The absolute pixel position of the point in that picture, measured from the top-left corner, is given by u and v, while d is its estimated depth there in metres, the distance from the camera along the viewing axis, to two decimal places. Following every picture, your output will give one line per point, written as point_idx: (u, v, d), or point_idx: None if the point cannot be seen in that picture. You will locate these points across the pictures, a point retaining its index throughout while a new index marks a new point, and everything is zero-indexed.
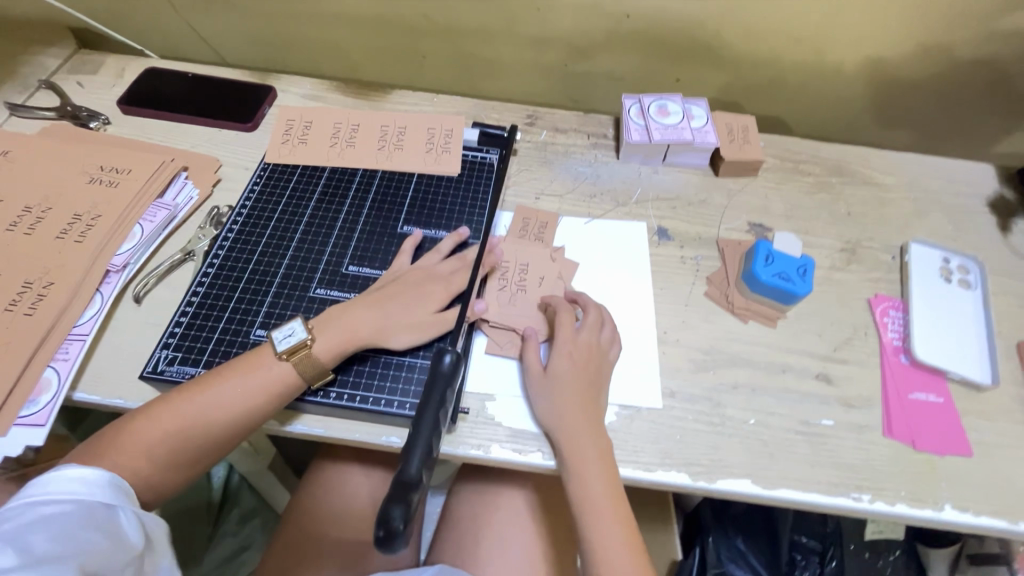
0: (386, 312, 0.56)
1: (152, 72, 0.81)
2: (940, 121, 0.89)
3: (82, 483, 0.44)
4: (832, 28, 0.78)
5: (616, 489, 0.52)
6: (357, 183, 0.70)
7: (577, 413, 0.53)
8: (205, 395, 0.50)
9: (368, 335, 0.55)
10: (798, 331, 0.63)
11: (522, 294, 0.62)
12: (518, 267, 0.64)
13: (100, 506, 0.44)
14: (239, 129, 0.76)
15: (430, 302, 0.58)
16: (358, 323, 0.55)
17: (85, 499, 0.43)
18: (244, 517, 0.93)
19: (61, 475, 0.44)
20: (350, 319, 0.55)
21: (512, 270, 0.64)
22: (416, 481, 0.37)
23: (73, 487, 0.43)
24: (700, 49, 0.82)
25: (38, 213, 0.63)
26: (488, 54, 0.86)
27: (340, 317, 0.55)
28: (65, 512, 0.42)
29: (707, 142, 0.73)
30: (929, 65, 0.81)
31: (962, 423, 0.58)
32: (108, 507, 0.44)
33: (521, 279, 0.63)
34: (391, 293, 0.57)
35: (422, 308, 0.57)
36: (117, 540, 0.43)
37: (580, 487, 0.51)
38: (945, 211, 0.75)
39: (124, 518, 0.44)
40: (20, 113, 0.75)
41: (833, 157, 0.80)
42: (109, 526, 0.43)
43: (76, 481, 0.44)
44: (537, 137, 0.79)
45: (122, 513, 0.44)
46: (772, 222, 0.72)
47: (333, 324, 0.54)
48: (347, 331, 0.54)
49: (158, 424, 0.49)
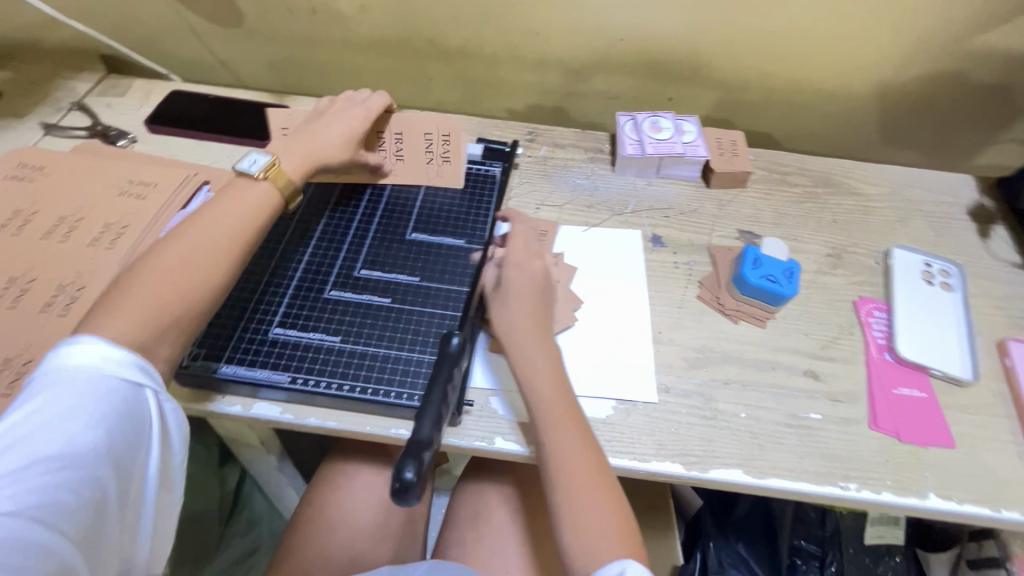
0: None
1: (176, 94, 0.86)
2: (922, 136, 0.93)
3: (100, 366, 0.43)
4: (814, 49, 0.83)
5: (597, 466, 0.51)
6: (369, 195, 0.74)
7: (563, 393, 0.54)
8: None
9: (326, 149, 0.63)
10: (786, 331, 0.66)
11: None
12: None
13: (126, 392, 0.44)
14: (257, 146, 0.81)
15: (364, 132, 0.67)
16: (321, 146, 0.62)
17: None
18: (253, 520, 0.95)
19: None
20: (314, 150, 0.62)
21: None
22: (426, 442, 0.44)
23: (93, 368, 0.43)
24: (690, 70, 0.87)
25: (71, 222, 0.67)
26: (491, 75, 0.92)
27: (309, 143, 0.62)
28: None
29: (698, 155, 0.78)
30: (907, 83, 0.86)
31: (945, 416, 0.60)
32: (135, 392, 0.44)
33: None
34: None
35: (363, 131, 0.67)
36: (139, 432, 0.44)
37: (564, 479, 0.50)
38: (927, 219, 0.79)
39: (148, 404, 0.45)
40: (55, 133, 0.80)
41: (819, 169, 0.84)
42: (134, 415, 0.44)
43: (93, 363, 0.43)
44: (538, 152, 0.83)
45: (146, 401, 0.45)
46: (761, 230, 0.76)
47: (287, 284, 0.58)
48: (312, 153, 0.61)
49: None
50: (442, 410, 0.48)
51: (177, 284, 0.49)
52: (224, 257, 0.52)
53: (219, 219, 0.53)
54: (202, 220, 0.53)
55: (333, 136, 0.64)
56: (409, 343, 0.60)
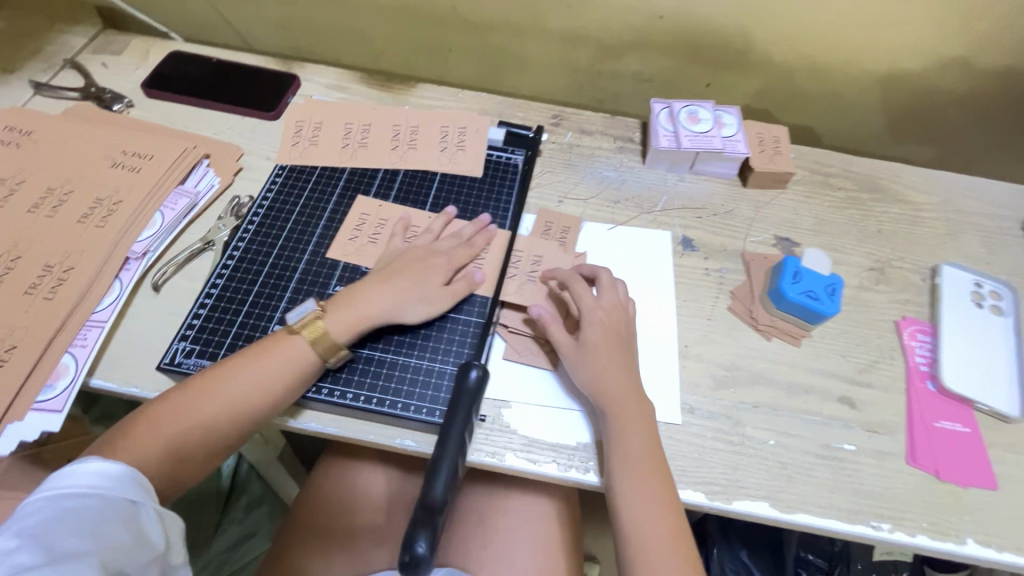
0: (396, 289, 0.57)
1: (176, 56, 0.80)
2: (977, 139, 0.86)
3: (103, 476, 0.43)
4: (873, 39, 0.75)
5: (673, 525, 0.50)
6: (380, 181, 0.69)
7: (638, 446, 0.51)
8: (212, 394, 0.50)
9: (380, 313, 0.55)
10: (822, 351, 0.62)
11: (533, 283, 0.62)
12: (532, 258, 0.64)
13: (123, 503, 0.42)
14: (261, 118, 0.75)
15: (431, 279, 0.58)
16: (371, 302, 0.56)
17: (107, 495, 0.42)
18: (251, 504, 0.96)
19: (83, 466, 0.43)
20: (359, 301, 0.56)
21: (525, 261, 0.63)
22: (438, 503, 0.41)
23: (92, 480, 0.42)
24: (733, 55, 0.80)
25: (60, 195, 0.62)
26: (515, 50, 0.84)
27: (354, 300, 0.56)
28: (87, 508, 0.41)
29: (737, 151, 0.71)
30: (971, 82, 0.79)
31: (988, 455, 0.56)
32: (130, 503, 0.43)
33: (534, 269, 0.63)
34: (394, 272, 0.58)
35: (430, 282, 0.58)
36: (139, 544, 0.42)
37: (634, 526, 0.49)
38: (979, 234, 0.73)
39: (146, 516, 0.43)
40: (45, 93, 0.74)
41: (865, 172, 0.78)
42: (132, 526, 0.42)
43: (95, 473, 0.43)
44: (562, 138, 0.77)
45: (144, 512, 0.43)
46: (801, 237, 0.71)
47: (345, 304, 0.55)
48: (359, 314, 0.55)
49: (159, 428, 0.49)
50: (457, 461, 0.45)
51: (192, 432, 0.49)
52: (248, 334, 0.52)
53: (249, 365, 0.51)
54: (232, 364, 0.52)
55: (385, 304, 0.56)
56: (418, 350, 0.57)
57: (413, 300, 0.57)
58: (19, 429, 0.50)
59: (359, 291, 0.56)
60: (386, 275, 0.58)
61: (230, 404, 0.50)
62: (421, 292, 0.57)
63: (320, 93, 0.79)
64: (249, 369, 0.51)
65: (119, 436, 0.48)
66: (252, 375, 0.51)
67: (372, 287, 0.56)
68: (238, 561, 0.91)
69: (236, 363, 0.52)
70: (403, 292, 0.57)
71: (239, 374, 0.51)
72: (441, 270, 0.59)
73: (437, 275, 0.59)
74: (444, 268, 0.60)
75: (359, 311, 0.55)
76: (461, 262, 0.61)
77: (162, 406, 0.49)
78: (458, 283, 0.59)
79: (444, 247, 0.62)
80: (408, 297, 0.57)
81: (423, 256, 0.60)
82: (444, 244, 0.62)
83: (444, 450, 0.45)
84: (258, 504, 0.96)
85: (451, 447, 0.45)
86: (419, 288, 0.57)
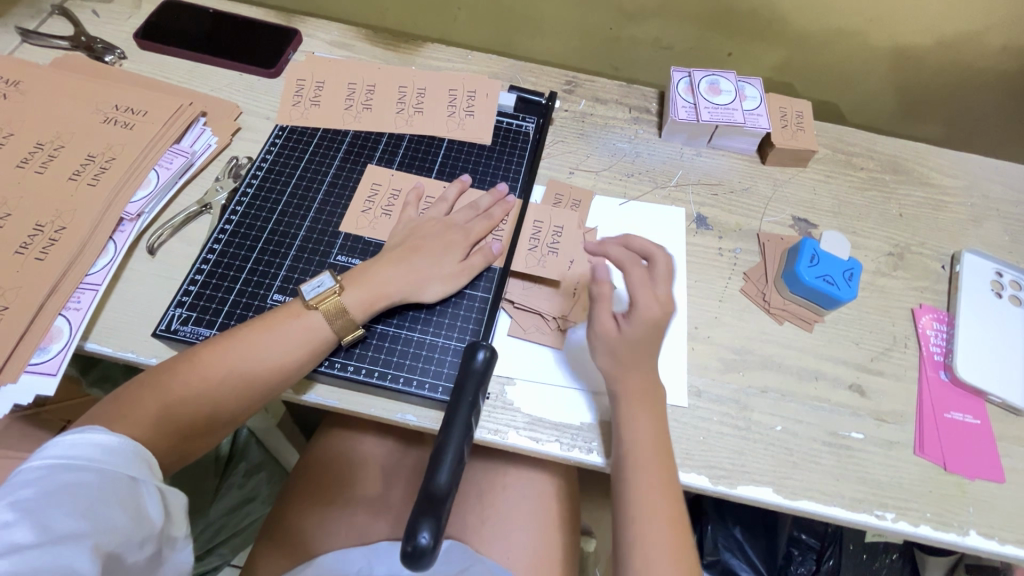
0: (415, 267, 0.55)
1: (170, 5, 0.75)
2: (1008, 121, 0.82)
3: (101, 449, 0.42)
4: (910, 11, 0.70)
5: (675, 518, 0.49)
6: (383, 146, 0.66)
7: (645, 434, 0.50)
8: (211, 366, 0.49)
9: (399, 291, 0.54)
10: (835, 337, 0.60)
11: (551, 256, 0.59)
12: (551, 229, 0.61)
13: (123, 479, 0.42)
14: (261, 75, 0.71)
15: (450, 257, 0.57)
16: (389, 280, 0.54)
17: (107, 470, 0.41)
18: (250, 471, 0.97)
19: (82, 438, 0.42)
20: (377, 278, 0.54)
21: (544, 232, 0.61)
22: (443, 494, 0.40)
23: (92, 452, 0.41)
24: (760, 22, 0.75)
25: (50, 150, 0.60)
26: (529, 10, 0.80)
27: (371, 276, 0.54)
28: (86, 483, 0.39)
29: (758, 126, 0.68)
30: (1008, 60, 0.74)
31: (996, 447, 0.55)
32: (130, 479, 0.42)
33: (552, 241, 0.61)
34: (414, 250, 0.56)
35: (449, 259, 0.57)
36: (139, 520, 0.41)
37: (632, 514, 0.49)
38: (1004, 220, 0.71)
39: (146, 493, 0.42)
40: (33, 41, 0.71)
41: (890, 152, 0.75)
42: (132, 503, 0.41)
43: (95, 446, 0.42)
44: (576, 106, 0.74)
45: (144, 489, 0.42)
46: (818, 218, 0.68)
47: (365, 280, 0.54)
48: (378, 290, 0.54)
49: (157, 397, 0.47)
50: (463, 448, 0.43)
51: (191, 405, 0.48)
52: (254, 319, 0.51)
53: (248, 343, 0.50)
54: (242, 336, 0.50)
55: (403, 282, 0.54)
56: (421, 325, 0.55)
57: (432, 279, 0.55)
58: (13, 392, 0.49)
59: (378, 267, 0.55)
60: (405, 252, 0.56)
61: (239, 378, 0.49)
62: (439, 270, 0.56)
63: (322, 51, 0.75)
64: (257, 343, 0.50)
65: (114, 407, 0.46)
66: (259, 349, 0.50)
67: (388, 264, 0.55)
68: (238, 523, 0.95)
69: (245, 334, 0.50)
70: (421, 271, 0.55)
71: (245, 347, 0.50)
72: (459, 245, 0.58)
73: (456, 251, 0.57)
74: (460, 240, 0.58)
75: (381, 287, 0.54)
76: (479, 235, 0.59)
77: (171, 377, 0.48)
78: (474, 257, 0.57)
79: (461, 220, 0.60)
80: (427, 276, 0.55)
81: (439, 230, 0.58)
82: (460, 215, 0.60)
83: (448, 437, 0.43)
84: (257, 469, 0.98)
85: (456, 433, 0.44)
86: (438, 266, 0.56)
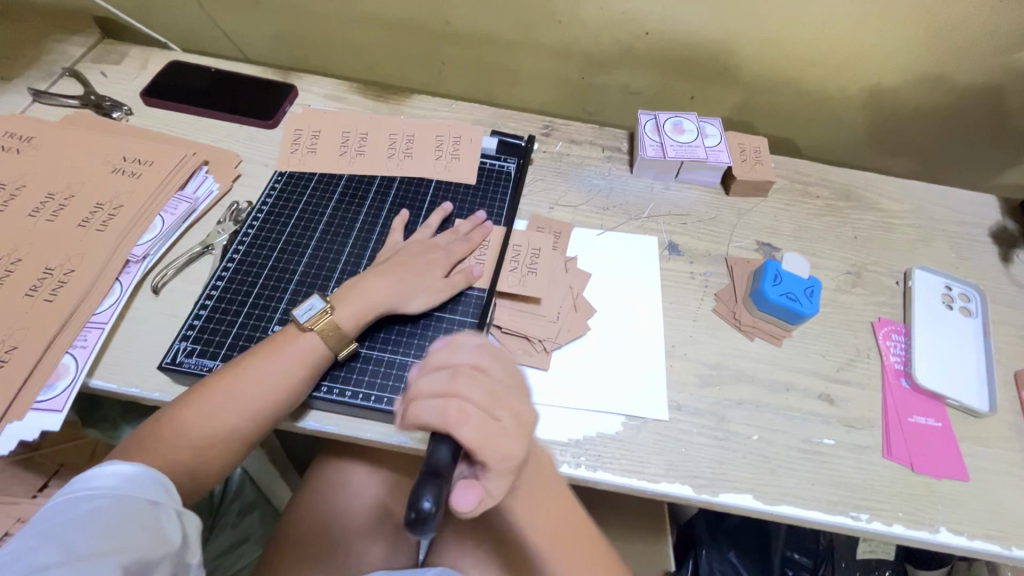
0: (396, 280, 0.59)
1: (175, 65, 0.82)
2: (945, 152, 0.91)
3: (122, 476, 0.43)
4: (846, 56, 0.79)
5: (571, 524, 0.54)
6: (376, 188, 0.71)
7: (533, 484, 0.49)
8: (227, 391, 0.51)
9: (384, 303, 0.58)
10: (801, 350, 0.64)
11: (533, 276, 0.64)
12: (530, 252, 0.66)
13: (142, 504, 0.43)
14: (259, 126, 0.77)
15: (431, 274, 0.61)
16: (377, 292, 0.58)
17: (125, 495, 0.43)
18: (243, 510, 0.98)
19: (104, 469, 0.44)
20: (365, 291, 0.58)
21: (524, 255, 0.66)
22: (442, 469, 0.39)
23: (112, 481, 0.43)
24: (716, 71, 0.84)
25: (61, 200, 0.63)
26: (508, 63, 0.87)
27: (355, 290, 0.58)
28: (105, 507, 0.41)
29: (720, 160, 0.74)
30: (938, 96, 0.83)
31: (959, 448, 0.59)
32: (150, 503, 0.43)
33: (532, 262, 0.65)
34: (397, 264, 0.61)
35: (430, 275, 0.61)
36: (157, 539, 0.42)
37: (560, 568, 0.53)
38: (949, 239, 0.77)
39: (165, 515, 0.43)
40: (44, 100, 0.76)
41: (842, 181, 0.82)
42: (150, 525, 0.42)
43: (114, 475, 0.43)
44: (553, 147, 0.80)
45: (163, 511, 0.43)
46: (781, 242, 0.74)
47: (350, 296, 0.57)
48: (366, 302, 0.57)
49: (180, 431, 0.49)
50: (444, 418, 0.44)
51: (211, 430, 0.50)
52: (263, 353, 0.53)
53: (259, 366, 0.52)
54: (246, 361, 0.53)
55: (387, 293, 0.58)
56: (415, 349, 0.59)
57: (415, 292, 0.59)
58: (18, 428, 0.51)
59: (362, 282, 0.59)
60: (387, 267, 0.61)
61: (245, 403, 0.51)
62: (422, 284, 0.60)
63: (317, 103, 0.81)
64: (260, 366, 0.52)
65: (137, 444, 0.49)
66: (240, 376, 0.52)
67: (372, 279, 0.59)
68: (230, 565, 0.95)
69: (248, 360, 0.53)
70: (404, 284, 0.59)
71: (247, 373, 0.52)
72: (439, 263, 0.62)
73: (437, 269, 0.62)
74: (445, 257, 0.63)
75: (366, 300, 0.57)
76: (460, 256, 0.64)
77: (182, 411, 0.50)
78: (456, 276, 0.62)
79: (443, 243, 0.65)
80: (411, 289, 0.59)
81: (422, 249, 0.63)
82: (443, 238, 0.65)
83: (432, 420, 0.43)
84: (250, 509, 0.99)
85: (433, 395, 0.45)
86: (419, 280, 0.60)
